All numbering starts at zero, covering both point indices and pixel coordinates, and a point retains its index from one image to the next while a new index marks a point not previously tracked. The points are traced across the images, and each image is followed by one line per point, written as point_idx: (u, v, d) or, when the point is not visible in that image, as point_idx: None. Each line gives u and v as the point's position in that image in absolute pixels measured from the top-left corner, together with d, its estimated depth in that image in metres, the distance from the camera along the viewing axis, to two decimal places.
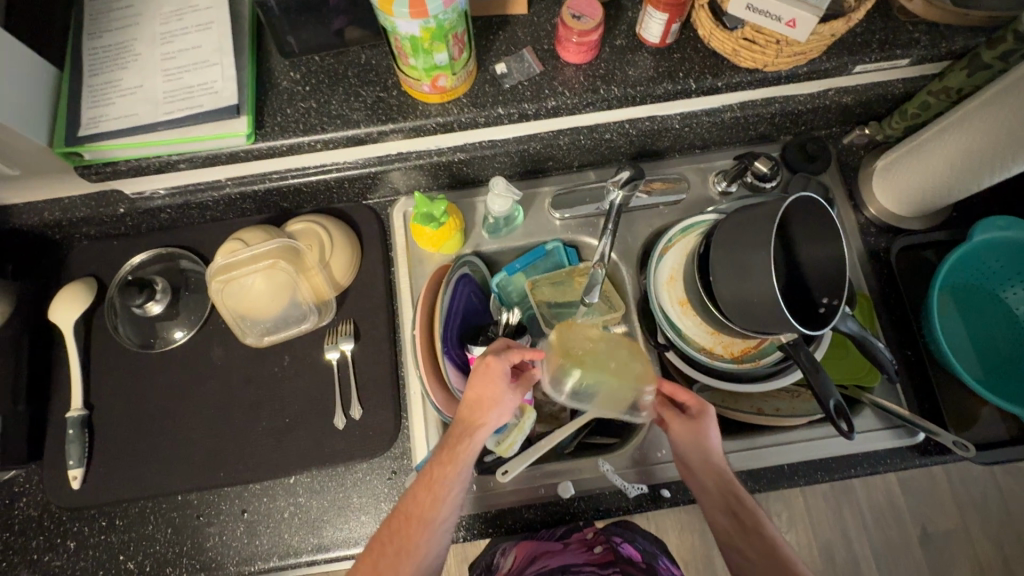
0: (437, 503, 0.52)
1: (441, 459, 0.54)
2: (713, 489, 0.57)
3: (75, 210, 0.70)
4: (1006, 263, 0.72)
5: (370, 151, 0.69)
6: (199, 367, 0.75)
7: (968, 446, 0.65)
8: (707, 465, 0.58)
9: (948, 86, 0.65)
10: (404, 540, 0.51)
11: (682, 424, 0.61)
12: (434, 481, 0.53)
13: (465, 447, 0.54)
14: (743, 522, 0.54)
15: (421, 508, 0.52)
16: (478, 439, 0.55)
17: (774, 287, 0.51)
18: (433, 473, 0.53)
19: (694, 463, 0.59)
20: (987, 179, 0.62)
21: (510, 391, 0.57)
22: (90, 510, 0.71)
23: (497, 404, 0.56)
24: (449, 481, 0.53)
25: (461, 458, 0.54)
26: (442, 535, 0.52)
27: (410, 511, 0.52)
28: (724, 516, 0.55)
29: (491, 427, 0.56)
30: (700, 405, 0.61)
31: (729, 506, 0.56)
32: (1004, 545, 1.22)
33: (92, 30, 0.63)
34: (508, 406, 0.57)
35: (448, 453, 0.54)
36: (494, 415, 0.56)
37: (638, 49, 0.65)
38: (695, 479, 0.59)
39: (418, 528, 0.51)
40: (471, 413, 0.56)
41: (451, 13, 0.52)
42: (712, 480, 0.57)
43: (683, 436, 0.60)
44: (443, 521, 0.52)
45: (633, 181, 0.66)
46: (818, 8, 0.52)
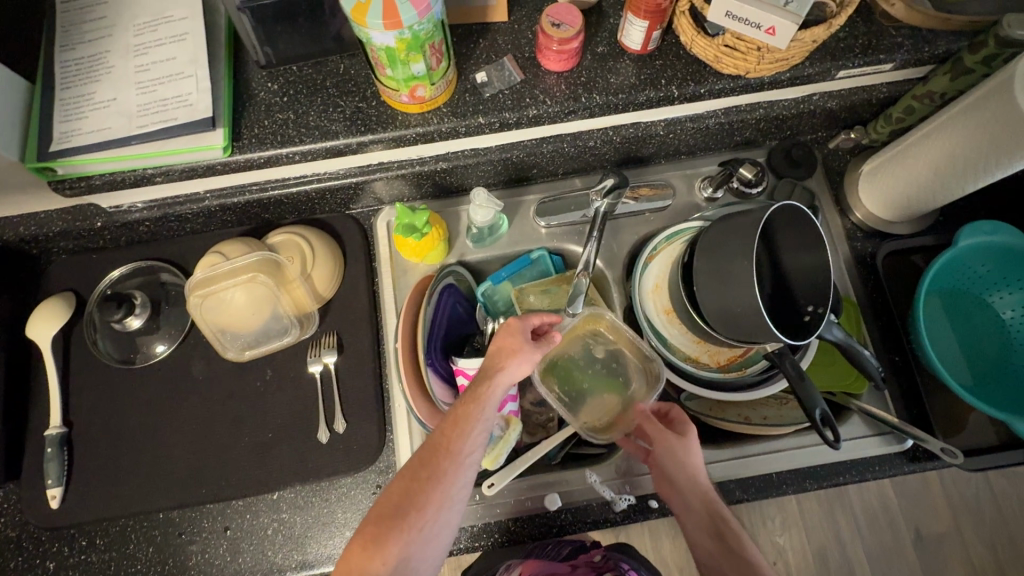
0: (463, 436, 0.49)
1: (465, 397, 0.51)
2: (698, 510, 0.55)
3: (50, 224, 0.69)
4: (992, 268, 0.72)
5: (351, 160, 0.68)
6: (180, 383, 0.73)
7: (957, 453, 0.63)
8: (694, 484, 0.56)
9: (932, 90, 0.64)
10: (428, 471, 0.47)
11: (669, 440, 0.58)
12: (459, 416, 0.49)
13: (490, 385, 0.51)
14: (728, 546, 0.52)
15: (446, 441, 0.48)
16: (503, 381, 0.52)
17: (757, 296, 0.50)
18: (458, 409, 0.50)
19: (680, 481, 0.56)
20: (970, 184, 0.62)
21: (534, 345, 0.55)
22: (69, 529, 0.70)
23: (520, 352, 0.54)
24: (474, 415, 0.49)
25: (486, 395, 0.50)
26: (469, 470, 0.49)
27: (434, 445, 0.49)
28: (709, 538, 0.53)
29: (517, 369, 0.53)
30: (688, 425, 0.59)
31: (715, 527, 0.53)
32: (997, 547, 1.22)
33: (64, 43, 0.62)
34: (532, 357, 0.54)
35: (473, 391, 0.51)
36: (517, 362, 0.53)
37: (620, 56, 0.64)
38: (679, 498, 0.56)
39: (444, 460, 0.48)
40: (495, 359, 0.53)
41: (427, 23, 0.52)
42: (698, 499, 0.55)
43: (669, 453, 0.58)
44: (469, 455, 0.49)
45: (616, 189, 0.66)
46: (797, 15, 0.51)
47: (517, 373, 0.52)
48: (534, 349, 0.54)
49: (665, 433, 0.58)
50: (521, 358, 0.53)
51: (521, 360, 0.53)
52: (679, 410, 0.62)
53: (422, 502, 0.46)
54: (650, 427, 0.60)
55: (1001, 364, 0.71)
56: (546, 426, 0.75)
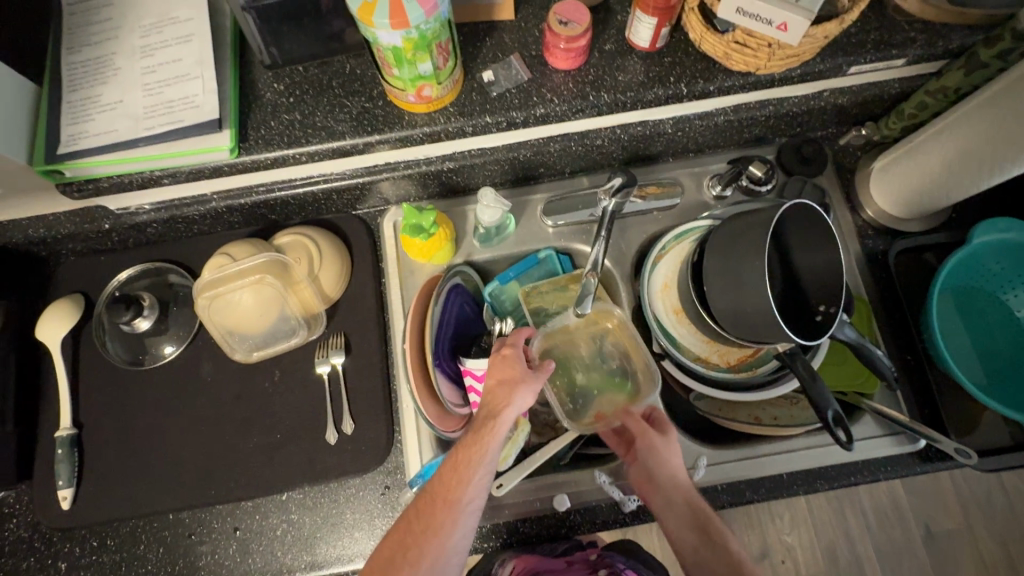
0: (463, 483, 0.49)
1: (466, 440, 0.51)
2: (680, 505, 0.56)
3: (59, 226, 0.69)
4: (1006, 265, 0.71)
5: (358, 161, 0.67)
6: (188, 384, 0.74)
7: (971, 454, 0.63)
8: (675, 481, 0.57)
9: (946, 86, 0.63)
10: (427, 520, 0.48)
11: (651, 438, 0.60)
12: (459, 462, 0.50)
13: (491, 428, 0.51)
14: (710, 539, 0.53)
15: (446, 488, 0.49)
16: (504, 421, 0.51)
17: (768, 295, 0.50)
18: (459, 453, 0.50)
19: (661, 478, 0.58)
20: (985, 181, 0.61)
21: (531, 379, 0.55)
22: (81, 530, 0.70)
23: (519, 389, 0.54)
24: (474, 461, 0.49)
25: (487, 438, 0.50)
26: (470, 516, 0.49)
27: (433, 492, 0.49)
28: (690, 532, 0.54)
29: (517, 409, 0.52)
30: (669, 426, 0.61)
31: (698, 521, 0.54)
32: (1009, 545, 1.21)
33: (70, 45, 0.62)
34: (532, 391, 0.54)
35: (474, 433, 0.51)
36: (519, 398, 0.53)
37: (628, 53, 0.64)
38: (659, 494, 0.57)
39: (443, 508, 0.48)
40: (494, 397, 0.54)
41: (434, 23, 0.51)
42: (679, 495, 0.56)
43: (651, 452, 0.59)
44: (471, 501, 0.49)
45: (624, 189, 0.65)
46: (809, 12, 0.50)
47: (517, 411, 0.52)
48: (535, 379, 0.55)
49: (648, 432, 0.60)
50: (521, 396, 0.53)
51: (522, 396, 0.53)
52: (659, 411, 0.63)
53: (420, 553, 0.46)
54: (633, 425, 0.61)
55: (1015, 363, 0.70)
56: (554, 426, 0.75)
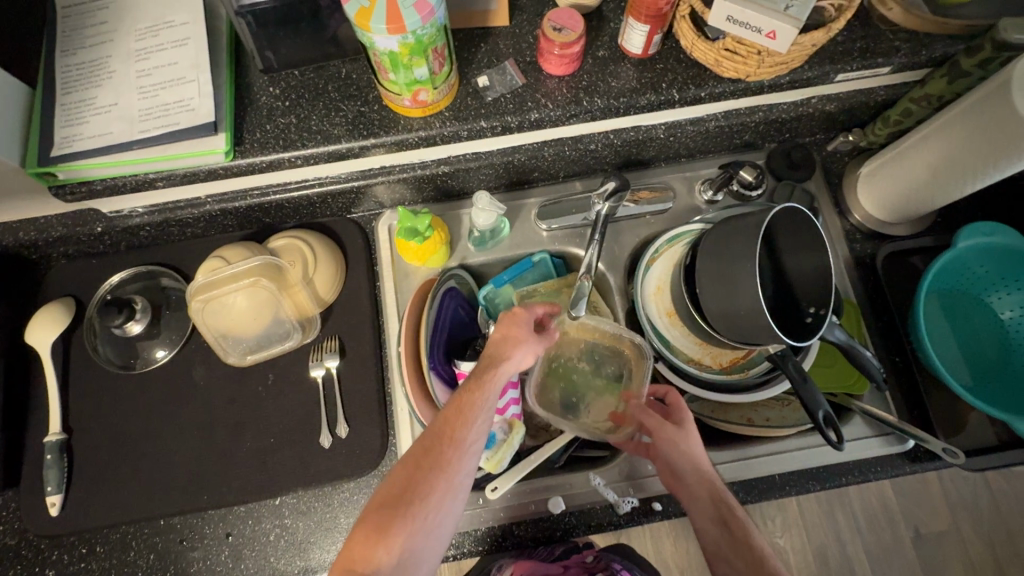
0: (468, 423, 0.48)
1: (469, 383, 0.51)
2: (704, 499, 0.54)
3: (50, 229, 0.69)
4: (991, 268, 0.72)
5: (353, 165, 0.68)
6: (181, 388, 0.73)
7: (958, 453, 0.63)
8: (697, 472, 0.56)
9: (929, 93, 0.65)
10: (433, 459, 0.46)
11: (668, 431, 0.58)
12: (464, 404, 0.49)
13: (494, 374, 0.51)
14: (732, 532, 0.51)
15: (451, 428, 0.48)
16: (506, 370, 0.52)
17: (761, 297, 0.50)
18: (463, 395, 0.50)
19: (683, 472, 0.56)
20: (969, 185, 0.62)
21: (535, 339, 0.56)
22: (70, 537, 0.69)
23: (522, 344, 0.54)
24: (479, 403, 0.49)
25: (491, 382, 0.50)
26: (472, 459, 0.48)
27: (438, 432, 0.48)
28: (714, 525, 0.52)
29: (517, 363, 0.53)
30: (685, 415, 0.60)
31: (720, 513, 0.52)
32: (996, 546, 1.22)
33: (65, 48, 0.62)
34: (534, 348, 0.55)
35: (477, 378, 0.51)
36: (519, 352, 0.54)
37: (621, 60, 0.65)
38: (684, 489, 0.56)
39: (450, 447, 0.47)
40: (497, 348, 0.54)
41: (430, 28, 0.52)
42: (701, 487, 0.55)
43: (670, 445, 0.58)
44: (474, 443, 0.48)
45: (617, 193, 0.67)
46: (797, 20, 0.51)
47: (519, 363, 0.53)
48: (536, 339, 0.56)
49: (663, 424, 0.59)
50: (523, 350, 0.54)
51: (524, 350, 0.54)
52: (675, 397, 0.62)
53: (426, 490, 0.45)
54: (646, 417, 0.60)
55: (1000, 364, 0.72)
56: (548, 428, 0.75)
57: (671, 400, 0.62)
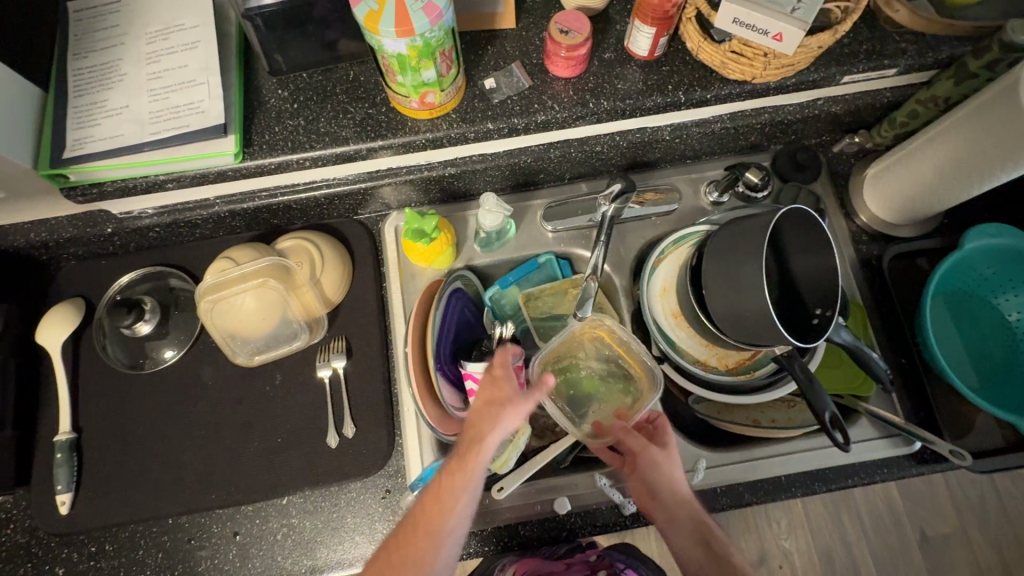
0: (444, 514, 0.49)
1: (448, 468, 0.52)
2: (684, 520, 0.55)
3: (61, 230, 0.69)
4: (998, 270, 0.72)
5: (360, 167, 0.68)
6: (189, 388, 0.74)
7: (966, 455, 0.63)
8: (678, 495, 0.56)
9: (936, 95, 0.65)
10: (408, 554, 0.48)
11: (651, 453, 0.58)
12: (441, 492, 0.50)
13: (472, 455, 0.51)
14: (715, 555, 0.52)
15: (428, 519, 0.50)
16: (486, 447, 0.52)
17: (767, 298, 0.50)
18: (440, 483, 0.51)
19: (663, 494, 0.57)
20: (975, 188, 0.62)
21: (519, 399, 0.54)
22: (79, 536, 0.70)
23: (503, 414, 0.53)
24: (455, 490, 0.50)
25: (471, 462, 0.51)
26: (452, 547, 0.49)
27: (415, 524, 0.50)
28: (695, 547, 0.53)
29: (499, 435, 0.52)
30: (668, 437, 0.60)
31: (701, 537, 0.54)
32: (1004, 549, 1.22)
33: (77, 51, 0.63)
34: (519, 413, 0.53)
35: (455, 461, 0.52)
36: (501, 423, 0.53)
37: (627, 62, 0.65)
38: (662, 510, 0.56)
39: (425, 539, 0.49)
40: (478, 422, 0.54)
41: (438, 31, 0.52)
42: (682, 510, 0.55)
43: (652, 467, 0.58)
44: (453, 529, 0.50)
45: (624, 194, 0.67)
46: (803, 22, 0.52)
47: (503, 434, 0.52)
48: (522, 399, 0.54)
49: (648, 447, 0.59)
50: (506, 419, 0.53)
51: (508, 418, 0.53)
52: (664, 421, 0.62)
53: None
54: (630, 439, 0.60)
55: (1006, 365, 0.72)
56: (554, 429, 0.75)
57: (654, 422, 0.62)
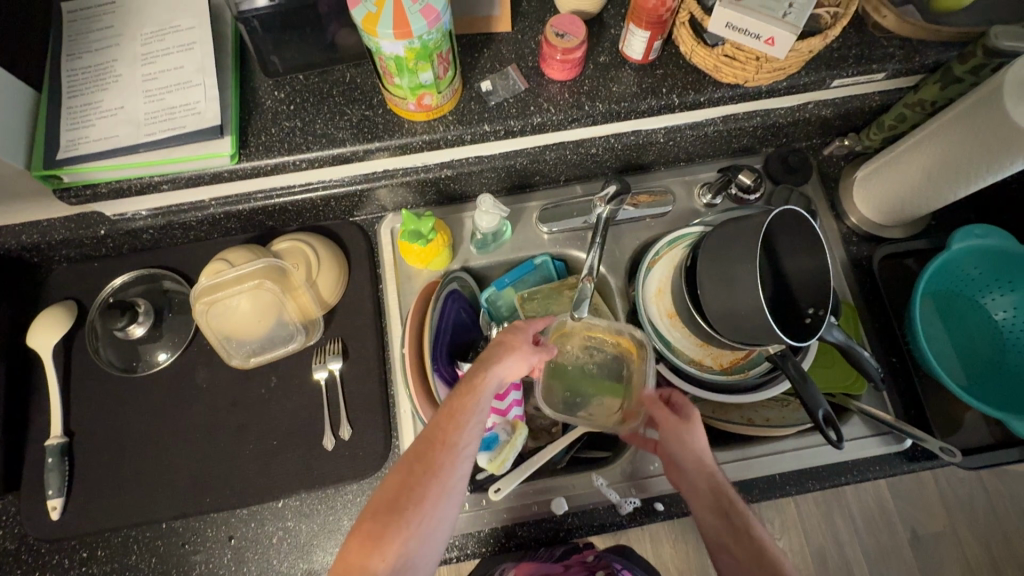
0: (460, 428, 0.48)
1: (460, 387, 0.50)
2: (705, 491, 0.52)
3: (53, 232, 0.69)
4: (984, 270, 0.73)
5: (357, 168, 0.68)
6: (183, 391, 0.73)
7: (956, 452, 0.64)
8: (700, 466, 0.53)
9: (923, 98, 0.66)
10: (426, 464, 0.46)
11: (674, 424, 0.56)
12: (456, 407, 0.49)
13: (484, 376, 0.51)
14: (734, 526, 0.49)
15: (444, 432, 0.47)
16: (498, 372, 0.52)
17: (761, 298, 0.51)
18: (455, 399, 0.49)
19: (685, 465, 0.54)
20: (962, 189, 0.63)
21: (530, 343, 0.56)
22: (70, 541, 0.69)
23: (514, 348, 0.54)
24: (471, 405, 0.49)
25: (481, 387, 0.50)
26: (466, 463, 0.47)
27: (430, 437, 0.47)
28: (715, 518, 0.50)
29: (509, 364, 0.53)
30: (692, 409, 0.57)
31: (721, 507, 0.50)
32: (992, 547, 1.24)
33: (71, 52, 0.63)
34: (526, 355, 0.54)
35: (466, 382, 0.51)
36: (512, 356, 0.53)
37: (622, 66, 0.66)
38: (685, 480, 0.54)
39: (442, 451, 0.46)
40: (489, 352, 0.53)
41: (435, 34, 0.52)
42: (704, 480, 0.52)
43: (674, 438, 0.55)
44: (467, 447, 0.48)
45: (619, 196, 0.67)
46: (795, 27, 0.53)
47: (509, 368, 0.53)
48: (529, 346, 0.55)
49: (671, 419, 0.56)
50: (513, 356, 0.53)
51: (514, 356, 0.53)
52: (678, 395, 0.59)
53: (422, 495, 0.44)
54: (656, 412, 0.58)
55: (994, 363, 0.73)
56: (550, 430, 0.76)
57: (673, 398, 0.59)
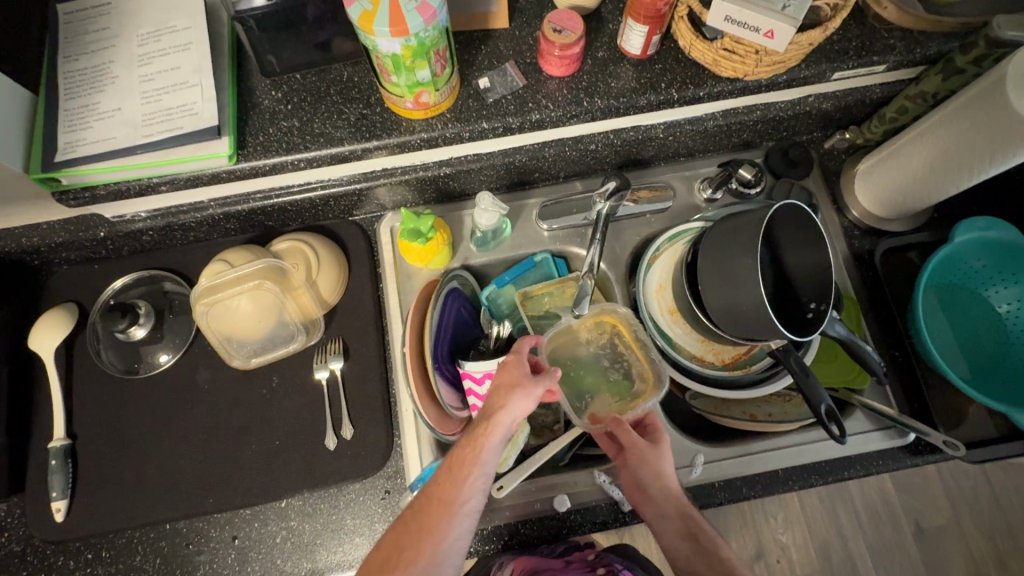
0: (459, 485, 0.47)
1: (462, 441, 0.50)
2: (672, 516, 0.55)
3: (53, 235, 0.69)
4: (988, 263, 0.73)
5: (356, 167, 0.68)
6: (185, 392, 0.73)
7: (959, 446, 0.65)
8: (667, 491, 0.55)
9: (924, 91, 0.66)
10: (423, 523, 0.46)
11: (640, 449, 0.57)
12: (455, 464, 0.49)
13: (487, 427, 0.50)
14: (704, 550, 0.52)
15: (443, 490, 0.47)
16: (502, 420, 0.50)
17: (762, 293, 0.51)
18: (455, 454, 0.49)
19: (652, 489, 0.56)
20: (965, 182, 0.63)
21: (535, 381, 0.54)
22: (74, 543, 0.69)
23: (520, 391, 0.53)
24: (471, 460, 0.49)
25: (482, 439, 0.49)
26: (467, 520, 0.47)
27: (430, 495, 0.48)
28: (683, 543, 0.53)
29: (515, 411, 0.51)
30: (661, 433, 0.59)
31: (689, 532, 0.53)
32: (997, 540, 1.23)
33: (67, 54, 0.62)
34: (532, 395, 0.53)
35: (470, 435, 0.50)
36: (516, 399, 0.52)
37: (620, 61, 0.65)
38: (652, 505, 0.56)
39: (440, 510, 0.46)
40: (493, 398, 0.53)
41: (432, 31, 0.52)
42: (670, 505, 0.55)
43: (642, 464, 0.57)
44: (467, 504, 0.47)
45: (619, 192, 0.67)
46: (794, 19, 0.52)
47: (515, 413, 0.51)
48: (534, 383, 0.53)
49: (638, 443, 0.57)
50: (517, 399, 0.52)
51: (520, 398, 0.52)
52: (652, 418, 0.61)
53: (415, 554, 0.44)
54: (621, 434, 0.58)
55: (999, 357, 0.72)
56: (552, 427, 0.75)
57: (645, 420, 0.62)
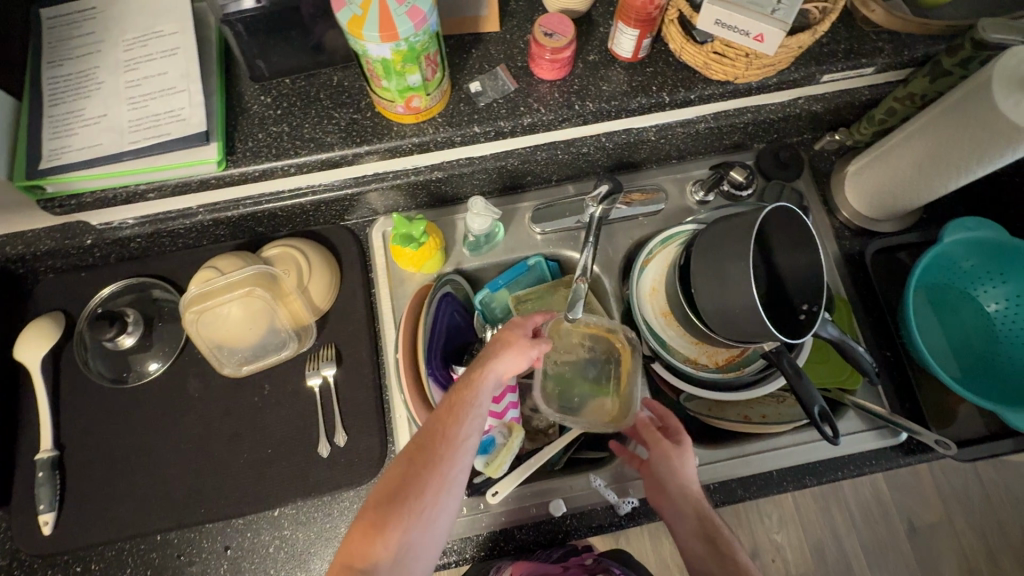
0: (459, 422, 0.47)
1: (459, 383, 0.50)
2: (689, 515, 0.55)
3: (39, 243, 0.67)
4: (976, 262, 0.74)
5: (348, 172, 0.67)
6: (174, 401, 0.72)
7: (950, 445, 0.65)
8: (686, 490, 0.56)
9: (913, 92, 0.66)
10: (426, 455, 0.45)
11: (663, 446, 0.58)
12: (454, 403, 0.48)
13: (483, 371, 0.50)
14: (718, 551, 0.51)
15: (444, 426, 0.46)
16: (497, 368, 0.51)
17: (754, 295, 0.51)
18: (453, 395, 0.49)
19: (672, 487, 0.57)
20: (953, 182, 0.64)
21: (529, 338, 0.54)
22: (63, 556, 0.68)
23: (515, 345, 0.53)
24: (469, 401, 0.48)
25: (478, 382, 0.49)
26: (466, 457, 0.47)
27: (430, 430, 0.47)
28: (699, 542, 0.53)
29: (510, 361, 0.52)
30: (683, 434, 0.60)
31: (705, 532, 0.53)
32: (988, 536, 1.25)
33: (51, 59, 0.62)
34: (527, 353, 0.53)
35: (466, 378, 0.50)
36: (512, 352, 0.52)
37: (611, 64, 0.65)
38: (670, 504, 0.56)
39: (443, 445, 0.46)
40: (490, 349, 0.53)
41: (423, 35, 0.52)
42: (688, 505, 0.55)
43: (664, 461, 0.58)
44: (467, 441, 0.47)
45: (611, 195, 0.67)
46: (783, 23, 0.52)
47: (509, 365, 0.51)
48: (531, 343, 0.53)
49: (661, 440, 0.59)
50: (513, 351, 0.52)
51: (515, 352, 0.52)
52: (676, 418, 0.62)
53: (422, 483, 0.44)
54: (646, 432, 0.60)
55: (988, 355, 0.73)
56: (546, 431, 0.75)
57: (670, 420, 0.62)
